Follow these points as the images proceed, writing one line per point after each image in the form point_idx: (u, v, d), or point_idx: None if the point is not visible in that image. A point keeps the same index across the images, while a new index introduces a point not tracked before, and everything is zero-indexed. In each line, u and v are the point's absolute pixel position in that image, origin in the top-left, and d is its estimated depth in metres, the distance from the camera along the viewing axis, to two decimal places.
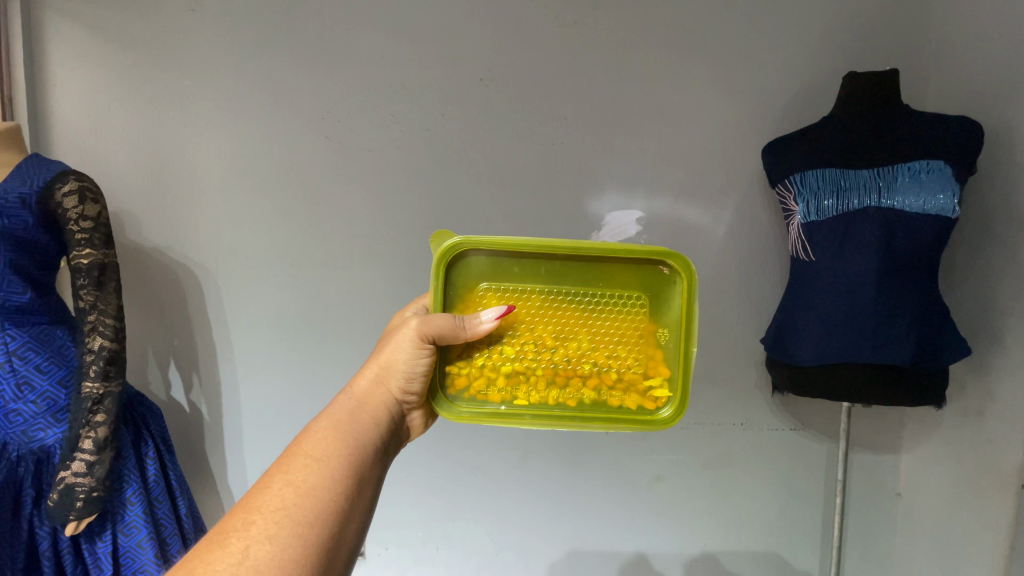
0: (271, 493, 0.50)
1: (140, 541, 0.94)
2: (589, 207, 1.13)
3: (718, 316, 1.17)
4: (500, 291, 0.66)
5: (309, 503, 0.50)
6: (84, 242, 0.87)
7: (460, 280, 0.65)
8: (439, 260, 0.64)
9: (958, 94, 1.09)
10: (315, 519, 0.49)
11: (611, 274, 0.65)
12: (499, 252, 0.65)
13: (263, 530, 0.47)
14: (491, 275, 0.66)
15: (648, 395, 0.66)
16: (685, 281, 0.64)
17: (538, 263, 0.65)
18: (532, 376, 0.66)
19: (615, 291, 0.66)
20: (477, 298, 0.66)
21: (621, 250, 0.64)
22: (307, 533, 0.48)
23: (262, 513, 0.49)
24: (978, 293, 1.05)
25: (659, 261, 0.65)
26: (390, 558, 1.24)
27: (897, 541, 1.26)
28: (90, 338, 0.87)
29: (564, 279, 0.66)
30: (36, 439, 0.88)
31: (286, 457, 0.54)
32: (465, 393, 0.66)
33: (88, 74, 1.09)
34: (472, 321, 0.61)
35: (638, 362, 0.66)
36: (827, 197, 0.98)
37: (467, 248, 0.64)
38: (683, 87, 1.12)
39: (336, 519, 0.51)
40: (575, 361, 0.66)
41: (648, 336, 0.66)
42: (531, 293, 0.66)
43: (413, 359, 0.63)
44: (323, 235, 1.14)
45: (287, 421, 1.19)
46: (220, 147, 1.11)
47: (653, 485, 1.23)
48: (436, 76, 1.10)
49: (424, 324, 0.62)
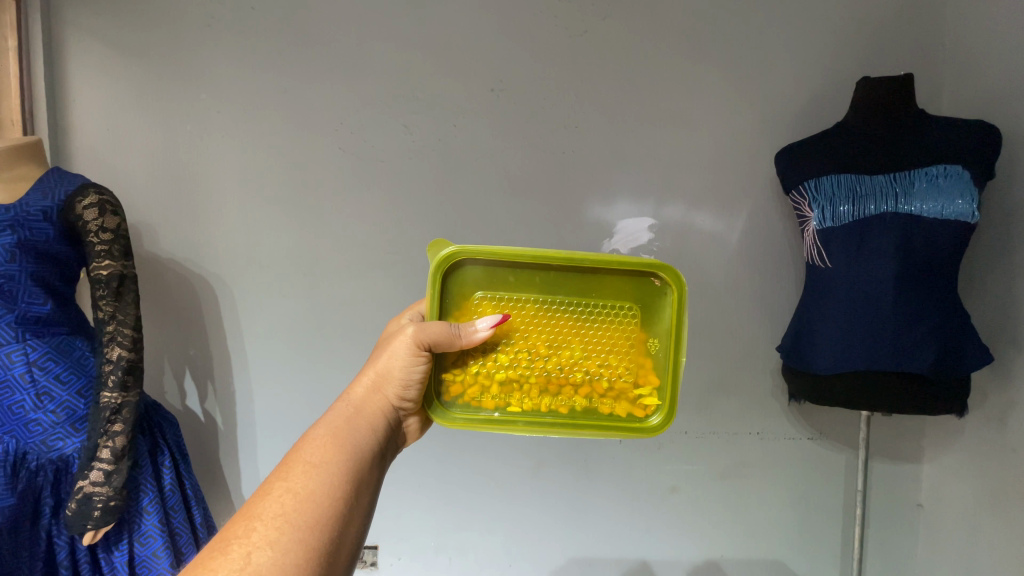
0: (270, 499, 0.50)
1: (156, 551, 0.95)
2: (601, 216, 1.13)
3: (732, 324, 1.16)
4: (495, 299, 0.65)
5: (309, 509, 0.50)
6: (104, 253, 0.88)
7: (455, 289, 0.65)
8: (435, 268, 0.64)
9: (973, 100, 1.08)
10: (315, 524, 0.49)
11: (603, 284, 0.65)
12: (495, 261, 0.65)
13: (265, 536, 0.47)
14: (486, 284, 0.65)
15: (638, 402, 0.66)
16: (676, 292, 0.64)
17: (533, 273, 0.65)
18: (525, 384, 0.65)
19: (606, 300, 0.65)
20: (472, 307, 0.65)
21: (612, 262, 0.64)
22: (308, 537, 0.48)
23: (262, 519, 0.48)
24: (999, 300, 1.04)
25: (651, 273, 0.65)
26: (403, 568, 1.23)
27: (919, 553, 1.23)
28: (109, 348, 0.88)
29: (558, 288, 0.65)
30: (55, 448, 0.88)
31: (285, 463, 0.54)
32: (459, 399, 0.66)
33: (108, 88, 1.11)
34: (468, 330, 0.61)
35: (629, 371, 0.66)
36: (843, 203, 0.97)
37: (463, 257, 0.64)
38: (695, 94, 1.12)
39: (336, 524, 0.51)
40: (568, 369, 0.65)
41: (639, 346, 0.66)
42: (525, 302, 0.65)
43: (409, 366, 0.63)
44: (337, 245, 1.14)
45: (301, 429, 1.19)
46: (235, 158, 1.13)
47: (668, 495, 1.21)
48: (448, 87, 1.11)
49: (420, 331, 0.62)
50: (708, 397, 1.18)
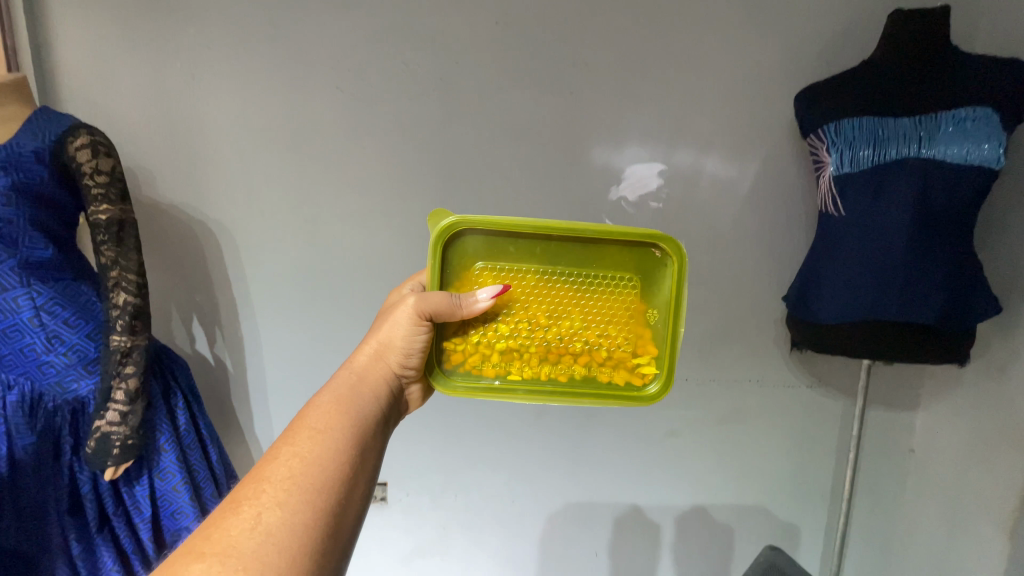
0: (278, 464, 0.51)
1: (176, 486, 1.00)
2: (608, 163, 1.09)
3: (739, 274, 1.15)
4: (495, 270, 0.64)
5: (315, 472, 0.51)
6: (101, 197, 0.86)
7: (455, 259, 0.64)
8: (435, 238, 0.62)
9: (1010, 36, 1.01)
10: (321, 486, 0.50)
11: (604, 255, 0.64)
12: (496, 231, 0.63)
13: (273, 497, 0.47)
14: (486, 254, 0.64)
15: (637, 372, 0.66)
16: (676, 264, 0.63)
17: (535, 243, 0.64)
18: (526, 354, 0.65)
19: (607, 271, 0.64)
20: (472, 277, 0.64)
21: (615, 232, 0.62)
22: (315, 498, 0.49)
23: (270, 482, 0.49)
24: (1014, 251, 1.02)
25: (652, 244, 0.64)
26: (411, 503, 1.30)
27: (906, 495, 1.28)
28: (114, 294, 0.88)
29: (561, 258, 0.64)
30: (71, 390, 0.91)
31: (292, 429, 0.54)
32: (459, 367, 0.67)
33: (90, 22, 1.05)
34: (468, 300, 0.61)
35: (628, 341, 0.65)
36: (863, 148, 0.93)
37: (463, 227, 0.63)
38: (712, 30, 1.05)
39: (341, 485, 0.51)
40: (568, 339, 0.65)
41: (639, 317, 0.65)
42: (526, 273, 0.64)
43: (410, 335, 0.63)
44: (338, 190, 1.12)
45: (308, 373, 1.22)
46: (229, 98, 1.08)
47: (666, 439, 1.25)
48: (447, 21, 1.04)
49: (421, 301, 0.61)
50: (709, 346, 1.19)
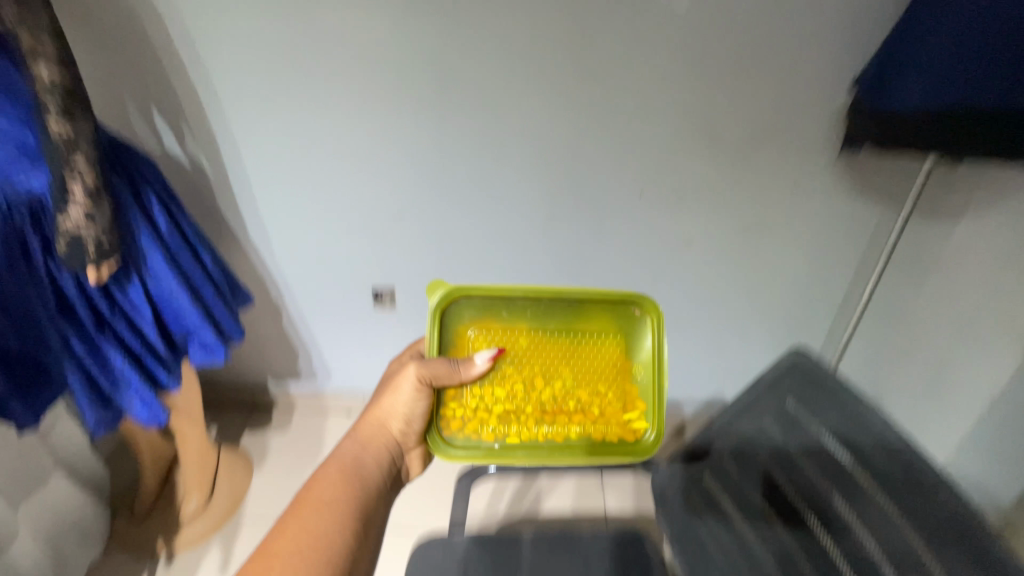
0: (289, 540, 0.64)
1: None
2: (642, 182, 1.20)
3: (763, 227, 1.25)
4: (488, 336, 0.74)
5: (322, 534, 0.65)
6: (72, 175, 0.90)
7: (452, 325, 0.73)
8: (436, 309, 0.72)
9: None
10: (331, 544, 0.65)
11: (589, 313, 0.75)
12: (490, 298, 0.73)
13: (293, 562, 0.62)
14: (478, 321, 0.73)
15: (629, 426, 0.75)
16: (654, 321, 0.74)
17: (527, 307, 0.74)
18: (520, 414, 0.74)
19: (597, 327, 0.75)
20: (468, 343, 0.74)
21: (596, 292, 0.74)
22: (325, 553, 0.64)
23: (284, 553, 0.63)
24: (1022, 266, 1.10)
25: (632, 301, 0.75)
26: None
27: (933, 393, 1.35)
28: (68, 205, 0.91)
29: (551, 318, 0.74)
30: None
31: (300, 501, 0.68)
32: (460, 432, 0.74)
33: None
34: (466, 365, 0.71)
35: (617, 397, 0.75)
36: None
37: (460, 296, 0.72)
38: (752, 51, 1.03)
39: (346, 556, 0.65)
40: (559, 399, 0.74)
41: (625, 372, 0.75)
42: (517, 335, 0.74)
43: (413, 402, 0.73)
44: (390, 157, 1.21)
45: None
46: None
47: None
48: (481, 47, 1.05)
49: (423, 367, 0.70)
50: None
